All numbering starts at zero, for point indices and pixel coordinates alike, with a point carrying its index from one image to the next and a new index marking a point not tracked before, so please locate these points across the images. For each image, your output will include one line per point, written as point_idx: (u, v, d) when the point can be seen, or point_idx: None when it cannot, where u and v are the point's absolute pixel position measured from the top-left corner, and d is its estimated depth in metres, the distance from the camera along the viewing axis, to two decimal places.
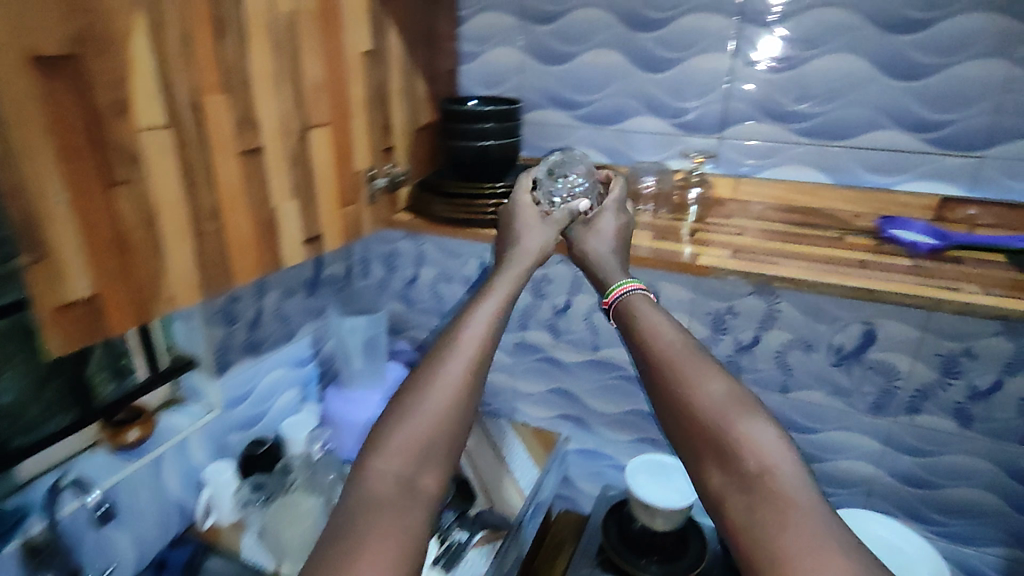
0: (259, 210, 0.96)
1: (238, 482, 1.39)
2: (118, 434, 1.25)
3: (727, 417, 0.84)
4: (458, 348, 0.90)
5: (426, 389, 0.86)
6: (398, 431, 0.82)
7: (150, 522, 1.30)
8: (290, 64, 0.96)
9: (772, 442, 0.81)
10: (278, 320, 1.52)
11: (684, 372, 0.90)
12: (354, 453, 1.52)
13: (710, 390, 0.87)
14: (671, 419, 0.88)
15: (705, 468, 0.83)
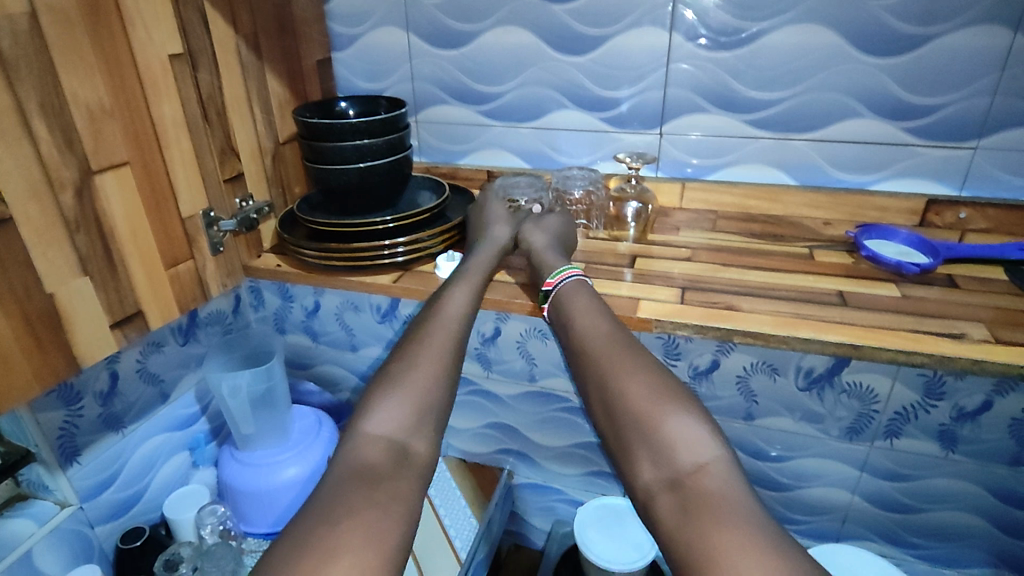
0: (24, 307, 0.68)
1: None
2: None
3: (657, 403, 0.69)
4: (436, 325, 0.82)
5: (417, 358, 0.78)
6: (382, 404, 0.73)
7: None
8: (46, 87, 0.66)
9: (709, 434, 0.67)
10: (145, 380, 1.19)
11: (609, 357, 0.75)
12: (258, 526, 1.26)
13: (636, 378, 0.72)
14: (599, 406, 0.73)
15: (633, 469, 0.68)
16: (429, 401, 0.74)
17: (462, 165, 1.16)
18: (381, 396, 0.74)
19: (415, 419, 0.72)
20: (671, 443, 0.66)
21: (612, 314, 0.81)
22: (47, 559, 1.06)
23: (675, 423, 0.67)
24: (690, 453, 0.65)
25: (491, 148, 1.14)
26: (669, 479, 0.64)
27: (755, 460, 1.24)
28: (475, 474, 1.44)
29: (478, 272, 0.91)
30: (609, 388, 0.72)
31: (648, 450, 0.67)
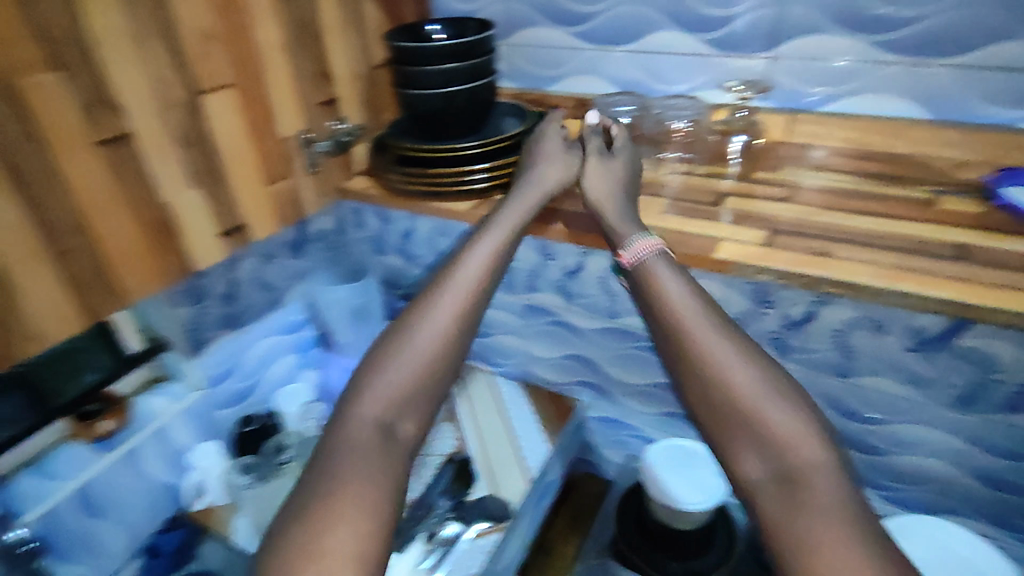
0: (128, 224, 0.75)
1: (228, 460, 1.25)
2: (86, 427, 1.07)
3: (758, 402, 0.70)
4: (443, 291, 0.86)
5: (417, 332, 0.83)
6: (376, 379, 0.79)
7: (139, 509, 1.17)
8: (158, 11, 0.72)
9: (817, 441, 0.68)
10: (259, 287, 1.31)
11: (707, 345, 0.75)
12: None
13: (737, 372, 0.73)
14: (699, 385, 0.74)
15: (733, 457, 0.70)
16: (423, 378, 0.80)
17: (551, 92, 1.13)
18: (380, 368, 0.80)
19: (407, 399, 0.79)
20: (783, 444, 0.67)
21: (708, 296, 0.80)
22: (181, 432, 1.22)
23: (783, 421, 0.69)
24: (800, 458, 0.66)
25: (582, 75, 1.10)
26: (778, 476, 0.66)
27: (844, 419, 1.17)
28: (553, 402, 1.41)
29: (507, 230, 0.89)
30: (711, 380, 0.73)
31: (750, 440, 0.69)
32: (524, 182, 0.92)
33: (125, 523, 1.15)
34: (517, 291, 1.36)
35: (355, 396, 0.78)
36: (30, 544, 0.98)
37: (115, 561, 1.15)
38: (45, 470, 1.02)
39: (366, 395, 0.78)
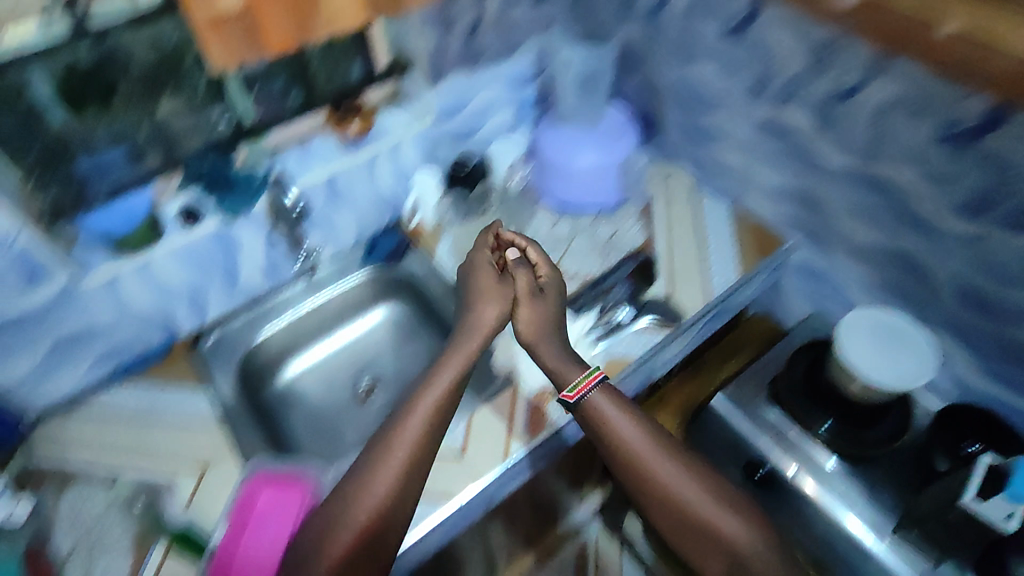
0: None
1: (445, 189, 1.31)
2: (341, 121, 1.24)
3: (706, 498, 0.91)
4: (364, 488, 0.87)
5: (367, 489, 0.86)
6: (336, 533, 0.84)
7: (366, 206, 1.29)
8: None
9: (754, 530, 0.89)
10: (496, 30, 1.29)
11: (648, 464, 0.92)
12: (558, 195, 1.33)
13: (677, 476, 0.92)
14: (665, 518, 0.92)
15: (698, 561, 0.92)
16: (394, 488, 0.87)
17: None
18: (336, 517, 0.85)
19: (367, 539, 0.84)
20: (729, 544, 0.88)
21: (635, 408, 0.97)
22: (409, 152, 1.29)
23: (734, 528, 0.89)
24: (742, 551, 0.87)
25: None
26: (731, 554, 0.88)
27: None
28: (756, 232, 1.29)
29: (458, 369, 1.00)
30: (663, 484, 0.91)
31: (717, 555, 0.89)
32: (466, 330, 1.05)
33: (355, 215, 1.29)
34: (768, 100, 1.13)
35: (336, 524, 0.84)
36: (298, 208, 1.17)
37: (341, 245, 1.31)
38: (304, 153, 1.19)
39: (356, 514, 0.85)
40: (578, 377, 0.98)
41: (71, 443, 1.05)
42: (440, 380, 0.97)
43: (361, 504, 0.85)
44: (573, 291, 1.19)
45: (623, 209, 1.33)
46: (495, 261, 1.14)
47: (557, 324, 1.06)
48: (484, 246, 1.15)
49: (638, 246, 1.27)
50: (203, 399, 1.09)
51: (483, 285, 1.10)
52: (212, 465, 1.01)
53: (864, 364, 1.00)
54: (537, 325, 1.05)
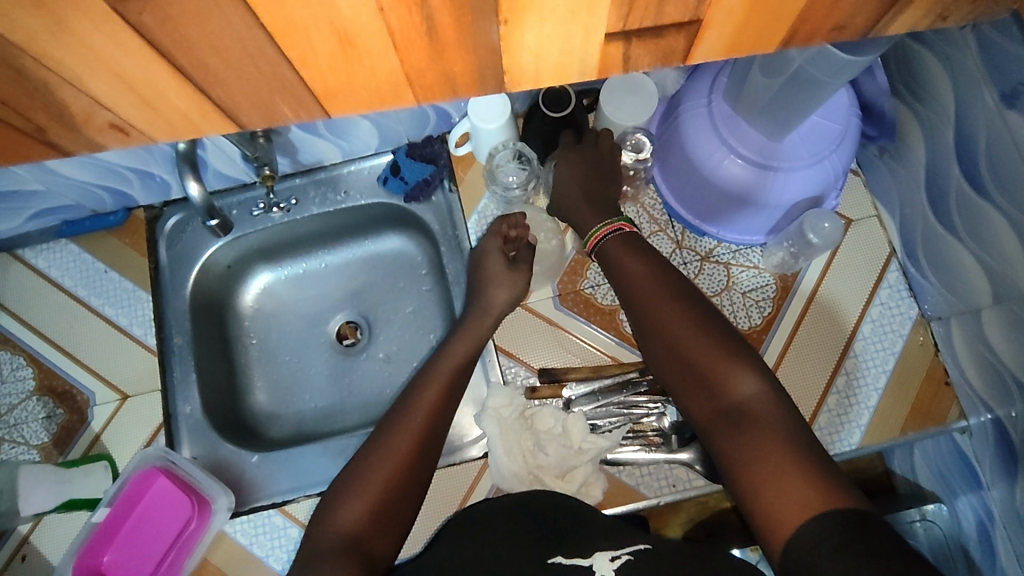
0: (244, 38, 0.43)
1: (509, 136, 0.87)
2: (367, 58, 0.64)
3: (692, 325, 0.66)
4: (378, 442, 0.72)
5: (385, 439, 0.72)
6: (346, 474, 0.71)
7: (399, 117, 0.89)
8: None
9: (767, 381, 0.62)
10: None
11: (661, 316, 0.69)
12: (673, 202, 0.89)
13: (693, 329, 0.66)
14: (696, 378, 0.65)
15: (687, 403, 0.65)
16: (421, 438, 0.73)
17: None
18: (357, 461, 0.72)
19: (379, 516, 0.67)
20: (728, 393, 0.62)
21: (659, 262, 0.74)
22: None
23: (735, 382, 0.62)
24: (748, 402, 0.61)
25: None
26: (729, 405, 0.61)
27: None
28: (926, 387, 0.84)
29: (462, 357, 0.81)
30: (670, 340, 0.67)
31: (709, 399, 0.63)
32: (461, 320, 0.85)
33: (379, 122, 0.89)
34: None
35: (342, 483, 0.70)
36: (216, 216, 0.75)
37: (358, 150, 0.96)
38: None
39: (370, 481, 0.69)
40: (595, 226, 0.80)
41: (8, 299, 0.94)
42: (450, 361, 0.81)
43: (371, 477, 0.69)
44: (625, 363, 0.86)
45: (761, 252, 0.89)
46: (505, 248, 0.87)
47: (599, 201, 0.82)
48: (493, 237, 0.88)
49: (744, 329, 0.87)
50: (147, 301, 0.93)
51: (486, 278, 0.85)
52: (133, 397, 0.90)
53: None
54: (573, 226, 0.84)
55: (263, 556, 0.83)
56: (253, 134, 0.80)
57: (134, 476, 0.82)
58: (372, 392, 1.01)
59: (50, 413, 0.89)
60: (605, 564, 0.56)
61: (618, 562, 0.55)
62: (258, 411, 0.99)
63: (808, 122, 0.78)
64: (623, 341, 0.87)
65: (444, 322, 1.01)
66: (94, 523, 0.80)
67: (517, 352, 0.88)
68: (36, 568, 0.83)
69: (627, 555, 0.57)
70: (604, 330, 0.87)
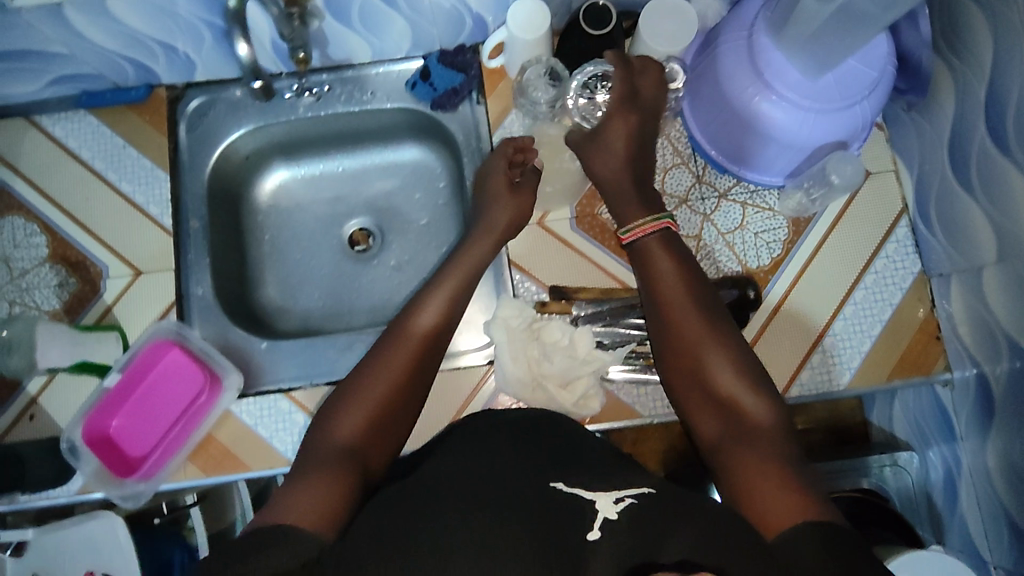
0: None
1: (543, 49, 0.86)
2: None
3: (712, 339, 0.71)
4: (370, 365, 0.72)
5: (381, 364, 0.72)
6: (340, 395, 0.70)
7: (434, 18, 0.88)
8: None
9: (770, 405, 0.67)
10: None
11: (683, 323, 0.73)
12: (699, 137, 0.90)
13: (710, 344, 0.71)
14: (707, 391, 0.70)
15: (695, 417, 0.70)
16: (415, 363, 0.73)
17: None
18: (350, 381, 0.71)
19: (372, 435, 0.67)
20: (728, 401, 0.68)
21: (689, 263, 0.76)
22: None
23: (737, 391, 0.68)
24: (746, 413, 0.67)
25: None
26: (733, 421, 0.67)
27: None
28: (917, 339, 0.87)
29: (477, 263, 0.83)
30: (689, 352, 0.72)
31: (716, 416, 0.69)
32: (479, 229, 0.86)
33: (414, 21, 0.88)
34: None
35: (334, 403, 0.70)
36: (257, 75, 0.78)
37: (387, 51, 0.95)
38: None
39: (358, 405, 0.68)
40: (639, 216, 0.79)
41: (22, 166, 0.92)
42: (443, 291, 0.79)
43: (360, 402, 0.69)
44: (634, 288, 0.88)
45: (778, 194, 0.91)
46: (510, 172, 0.88)
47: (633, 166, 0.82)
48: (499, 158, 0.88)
49: (751, 268, 0.89)
50: (164, 181, 0.93)
51: (508, 190, 0.86)
52: (147, 273, 0.90)
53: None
54: (604, 174, 0.82)
55: (267, 436, 0.85)
56: (290, 15, 0.78)
57: (147, 347, 0.83)
58: (380, 297, 1.03)
59: (62, 282, 0.89)
60: (607, 505, 0.56)
61: (621, 504, 0.56)
62: (266, 303, 1.01)
63: (848, 63, 0.77)
64: None
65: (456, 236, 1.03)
66: (105, 387, 0.82)
67: (529, 268, 0.89)
68: (44, 427, 0.85)
69: (631, 498, 0.57)
70: (617, 255, 0.89)
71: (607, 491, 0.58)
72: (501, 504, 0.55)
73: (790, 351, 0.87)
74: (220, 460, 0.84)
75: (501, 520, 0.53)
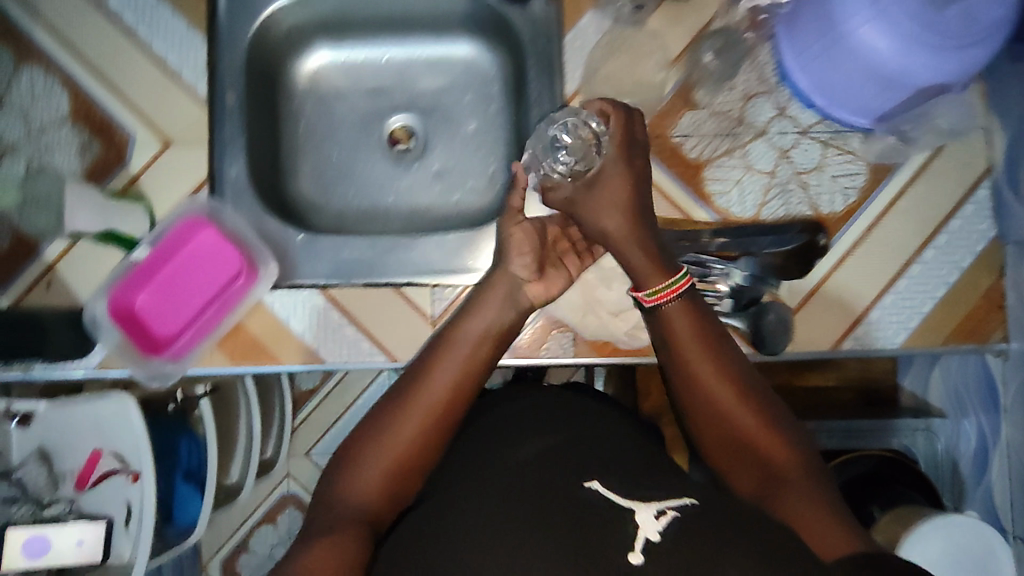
0: None
1: None
2: None
3: (735, 392, 0.67)
4: (392, 406, 0.68)
5: (402, 400, 0.68)
6: (359, 444, 0.67)
7: None
8: None
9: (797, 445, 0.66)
10: None
11: (711, 382, 0.67)
12: (790, 67, 0.82)
13: (734, 399, 0.67)
14: (737, 446, 0.66)
15: (729, 472, 0.67)
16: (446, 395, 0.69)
17: None
18: (370, 426, 0.68)
19: (393, 483, 0.65)
20: (752, 445, 0.66)
21: (711, 315, 0.71)
22: None
23: (756, 432, 0.66)
24: (774, 457, 0.65)
25: None
26: (766, 469, 0.65)
27: None
28: (980, 307, 0.84)
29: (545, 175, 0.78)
30: (715, 407, 0.67)
31: (751, 467, 0.66)
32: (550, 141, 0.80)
33: None
34: None
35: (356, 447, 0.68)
36: None
37: None
38: None
39: (388, 452, 0.66)
40: (657, 281, 0.72)
41: (42, 9, 0.83)
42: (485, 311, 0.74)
43: (388, 445, 0.66)
44: (698, 221, 0.83)
45: (862, 138, 0.85)
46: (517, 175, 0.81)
47: (639, 219, 0.75)
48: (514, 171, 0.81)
49: (823, 214, 0.84)
50: (201, 45, 0.84)
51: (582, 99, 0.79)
52: (178, 145, 0.83)
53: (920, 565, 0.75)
54: (607, 229, 0.75)
55: (301, 331, 0.82)
56: None
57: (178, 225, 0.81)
58: (419, 203, 0.97)
59: (85, 144, 0.82)
60: (650, 522, 0.51)
61: (666, 522, 0.51)
62: (300, 194, 0.94)
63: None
64: (700, 198, 0.83)
65: (507, 146, 0.96)
66: (132, 262, 0.79)
67: None
68: (60, 297, 0.80)
69: (674, 510, 0.52)
70: (684, 183, 0.83)
71: (650, 501, 0.54)
72: (535, 521, 0.53)
73: (849, 303, 0.83)
74: (248, 349, 0.81)
75: (541, 546, 0.50)
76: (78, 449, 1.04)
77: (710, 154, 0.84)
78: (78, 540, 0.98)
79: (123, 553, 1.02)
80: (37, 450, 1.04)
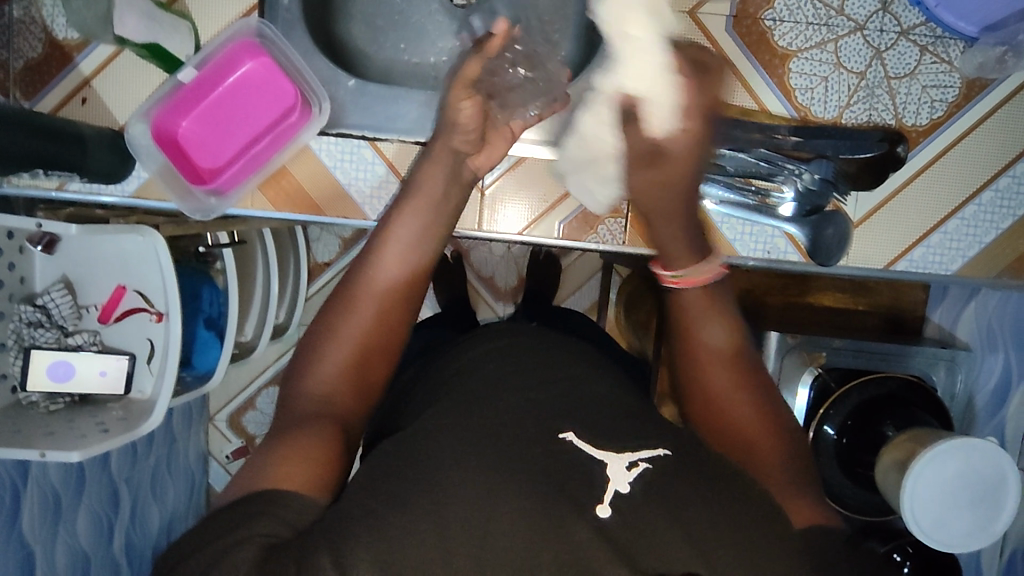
0: None
1: None
2: None
3: (726, 351, 0.59)
4: (339, 320, 0.57)
5: (350, 316, 0.57)
6: (315, 361, 0.55)
7: None
8: None
9: (779, 420, 0.58)
10: None
11: (698, 340, 0.59)
12: None
13: (723, 357, 0.58)
14: (723, 408, 0.58)
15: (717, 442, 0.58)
16: (389, 309, 0.58)
17: None
18: (323, 337, 0.56)
19: (355, 385, 0.55)
20: (735, 410, 0.57)
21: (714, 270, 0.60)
22: None
23: (747, 409, 0.58)
24: (760, 431, 0.57)
25: None
26: (750, 439, 0.56)
27: None
28: None
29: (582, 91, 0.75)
30: (705, 369, 0.58)
31: (741, 433, 0.57)
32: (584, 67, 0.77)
33: None
34: None
35: (309, 353, 0.57)
36: None
37: None
38: None
39: (322, 382, 0.54)
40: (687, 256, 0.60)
41: None
42: (407, 230, 0.61)
43: (326, 363, 0.55)
44: (773, 116, 0.79)
45: (963, 48, 0.79)
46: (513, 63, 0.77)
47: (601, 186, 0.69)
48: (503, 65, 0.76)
49: (906, 126, 0.80)
50: None
51: None
52: None
53: (928, 477, 0.74)
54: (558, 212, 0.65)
55: (345, 183, 0.79)
56: None
57: (229, 47, 0.74)
58: None
59: None
60: (621, 473, 0.45)
61: (638, 473, 0.45)
62: (349, 40, 0.86)
63: None
64: (780, 92, 0.79)
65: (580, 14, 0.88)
66: (179, 83, 0.73)
67: None
68: (96, 115, 0.76)
69: (646, 462, 0.46)
70: (767, 73, 0.79)
71: (621, 448, 0.47)
72: (498, 460, 0.45)
73: (917, 218, 0.81)
74: (293, 196, 0.78)
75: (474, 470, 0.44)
76: (102, 282, 0.95)
77: (800, 45, 0.79)
78: (102, 370, 0.92)
79: (146, 390, 0.96)
80: (60, 279, 0.95)
